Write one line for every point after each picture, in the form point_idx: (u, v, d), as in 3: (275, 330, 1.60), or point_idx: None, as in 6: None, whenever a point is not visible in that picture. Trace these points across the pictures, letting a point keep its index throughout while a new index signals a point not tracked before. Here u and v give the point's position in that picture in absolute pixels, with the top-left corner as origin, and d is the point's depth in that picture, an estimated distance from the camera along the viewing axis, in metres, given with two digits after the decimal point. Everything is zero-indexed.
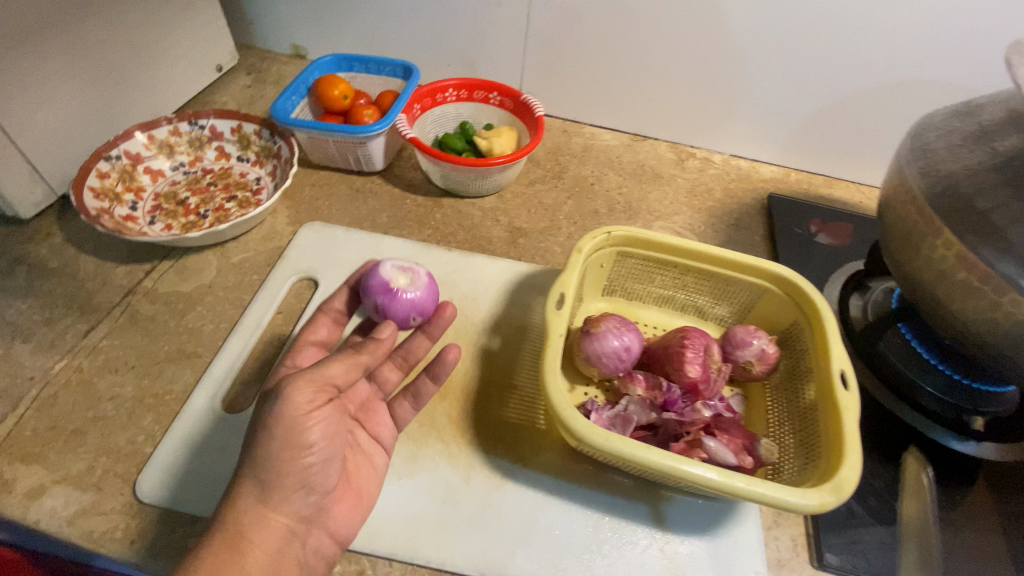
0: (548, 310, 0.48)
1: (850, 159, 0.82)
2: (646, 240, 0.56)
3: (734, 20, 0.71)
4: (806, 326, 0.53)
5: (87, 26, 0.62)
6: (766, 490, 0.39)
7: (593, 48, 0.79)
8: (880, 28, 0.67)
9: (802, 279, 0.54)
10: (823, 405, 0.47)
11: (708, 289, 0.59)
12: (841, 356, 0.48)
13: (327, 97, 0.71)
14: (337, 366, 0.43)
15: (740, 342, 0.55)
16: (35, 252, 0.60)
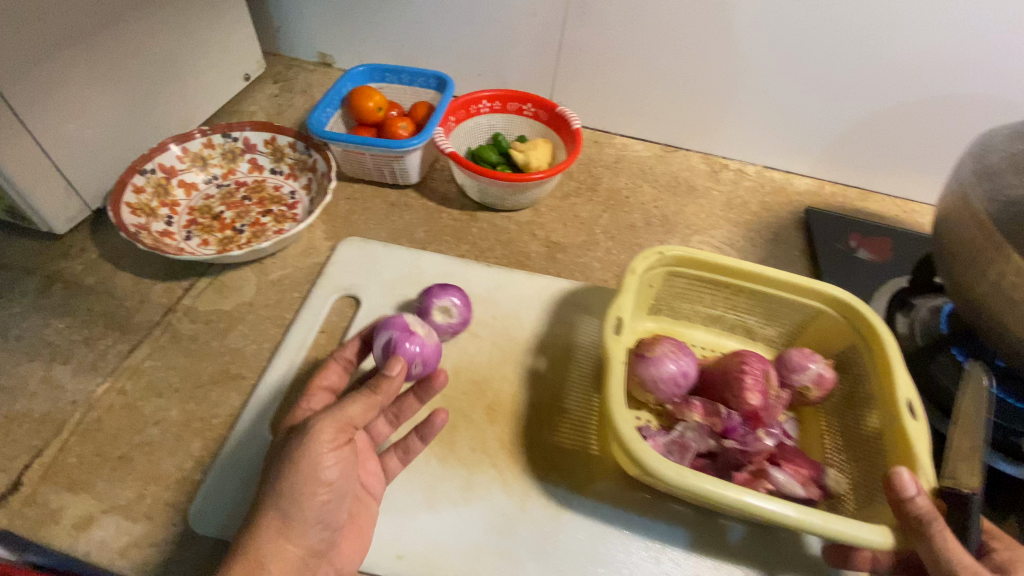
0: (607, 335, 0.48)
1: (887, 172, 0.81)
2: (699, 260, 0.56)
3: (777, 28, 0.70)
4: (864, 349, 0.53)
5: (117, 34, 0.60)
6: (838, 526, 0.39)
7: (629, 57, 0.78)
8: (928, 36, 0.66)
9: (859, 302, 0.53)
10: (890, 433, 0.47)
11: (758, 310, 0.59)
12: (907, 385, 0.48)
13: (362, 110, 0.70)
14: (359, 404, 0.41)
15: (797, 367, 0.54)
16: (70, 268, 0.58)
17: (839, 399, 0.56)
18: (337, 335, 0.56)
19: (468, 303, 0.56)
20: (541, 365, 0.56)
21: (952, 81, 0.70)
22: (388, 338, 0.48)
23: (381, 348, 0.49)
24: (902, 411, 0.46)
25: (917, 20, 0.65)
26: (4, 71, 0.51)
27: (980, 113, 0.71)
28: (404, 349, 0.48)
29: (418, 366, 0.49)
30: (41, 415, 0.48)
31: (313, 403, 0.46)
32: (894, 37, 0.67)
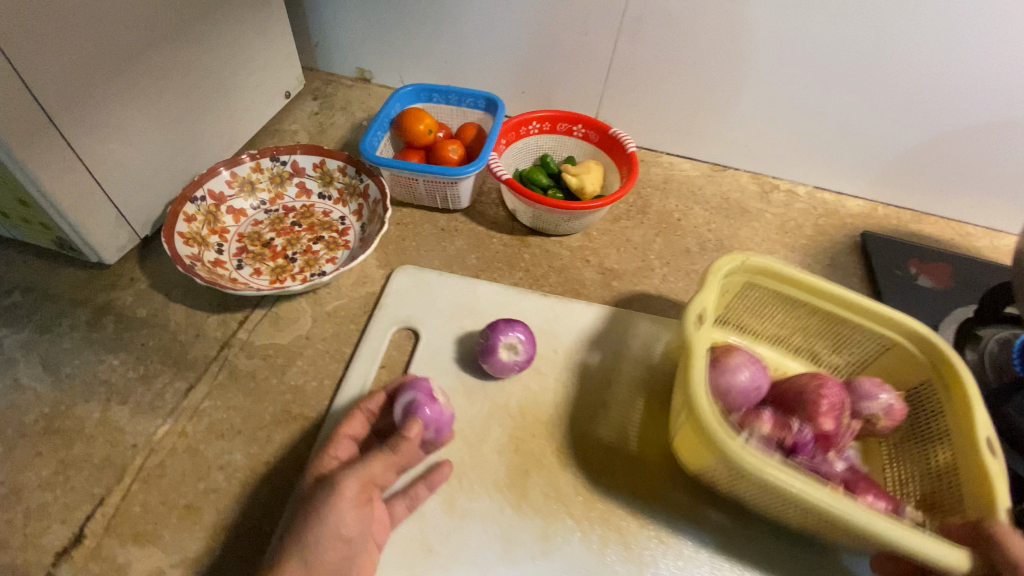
0: (688, 323, 0.47)
1: (943, 194, 0.79)
2: (782, 273, 0.54)
3: (842, 50, 0.68)
4: (942, 387, 0.49)
5: (168, 59, 0.59)
6: (916, 540, 0.37)
7: (682, 77, 0.76)
8: (1003, 60, 0.64)
9: (943, 340, 0.50)
10: (965, 468, 0.45)
11: (830, 334, 0.57)
12: (984, 421, 0.45)
13: (413, 132, 0.69)
14: (378, 462, 0.40)
15: (867, 393, 0.51)
16: (120, 299, 0.57)
17: (908, 432, 0.53)
18: (397, 370, 0.55)
19: (533, 338, 0.54)
20: (609, 403, 0.53)
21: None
22: (410, 399, 0.45)
23: (400, 408, 0.45)
24: (983, 448, 0.43)
25: (992, 45, 0.63)
26: (59, 101, 0.48)
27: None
28: (423, 414, 0.44)
29: (433, 432, 0.45)
30: (102, 460, 0.46)
31: (338, 452, 0.43)
32: (965, 62, 0.65)
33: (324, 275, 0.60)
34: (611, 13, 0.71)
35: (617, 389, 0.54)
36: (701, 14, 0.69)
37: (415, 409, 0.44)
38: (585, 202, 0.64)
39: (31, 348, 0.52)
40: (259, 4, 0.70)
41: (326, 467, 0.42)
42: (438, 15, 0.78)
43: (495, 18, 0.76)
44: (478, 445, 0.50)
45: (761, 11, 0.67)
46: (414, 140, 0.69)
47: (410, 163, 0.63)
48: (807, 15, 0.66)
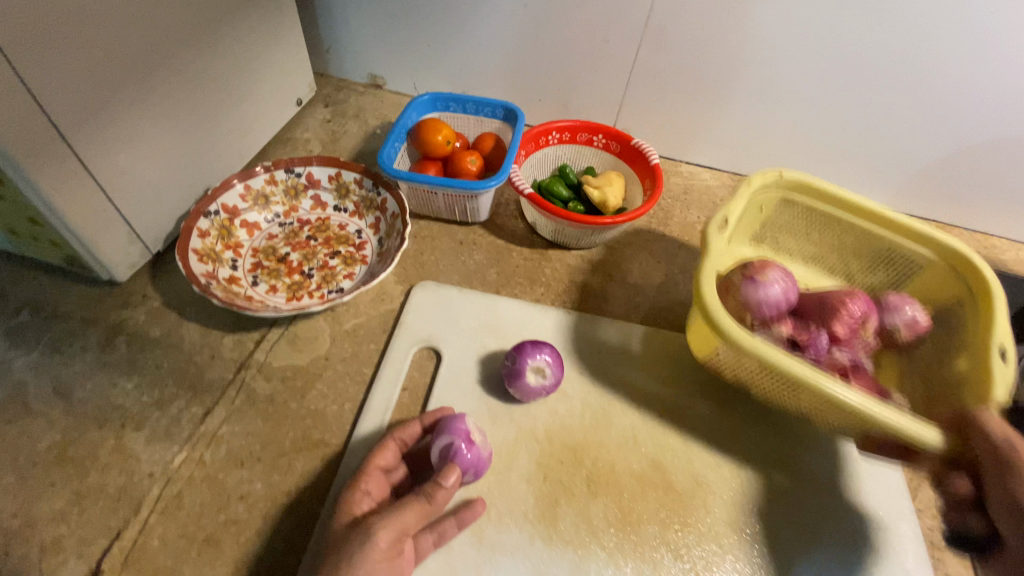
0: (709, 226, 0.51)
1: (969, 206, 0.77)
2: (819, 189, 0.55)
3: (873, 62, 0.66)
4: (970, 302, 0.50)
5: (181, 71, 0.57)
6: (886, 413, 0.40)
7: (704, 87, 0.74)
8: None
9: (977, 257, 0.50)
10: (973, 374, 0.46)
11: (865, 253, 0.58)
12: (1003, 329, 0.45)
13: (431, 143, 0.67)
14: (412, 512, 0.39)
15: (894, 307, 0.52)
16: (133, 319, 0.55)
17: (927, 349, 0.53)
18: (420, 393, 0.53)
19: (559, 361, 0.52)
20: (638, 428, 0.52)
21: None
22: (448, 442, 0.43)
23: (437, 450, 0.44)
24: (993, 353, 0.44)
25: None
26: (71, 119, 0.47)
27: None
28: (461, 459, 0.43)
29: (469, 475, 0.44)
30: (117, 490, 0.45)
31: (369, 486, 0.42)
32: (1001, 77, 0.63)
33: (342, 292, 0.58)
34: (634, 21, 0.69)
35: (645, 413, 0.53)
36: (727, 24, 0.67)
37: (454, 453, 0.43)
38: (607, 217, 0.63)
39: (41, 371, 0.50)
40: (271, 11, 0.68)
41: (359, 507, 0.41)
42: (454, 21, 0.76)
43: (513, 24, 0.74)
44: (506, 472, 0.48)
45: (790, 21, 0.65)
46: (432, 151, 0.68)
47: (430, 177, 0.62)
48: (838, 26, 0.64)
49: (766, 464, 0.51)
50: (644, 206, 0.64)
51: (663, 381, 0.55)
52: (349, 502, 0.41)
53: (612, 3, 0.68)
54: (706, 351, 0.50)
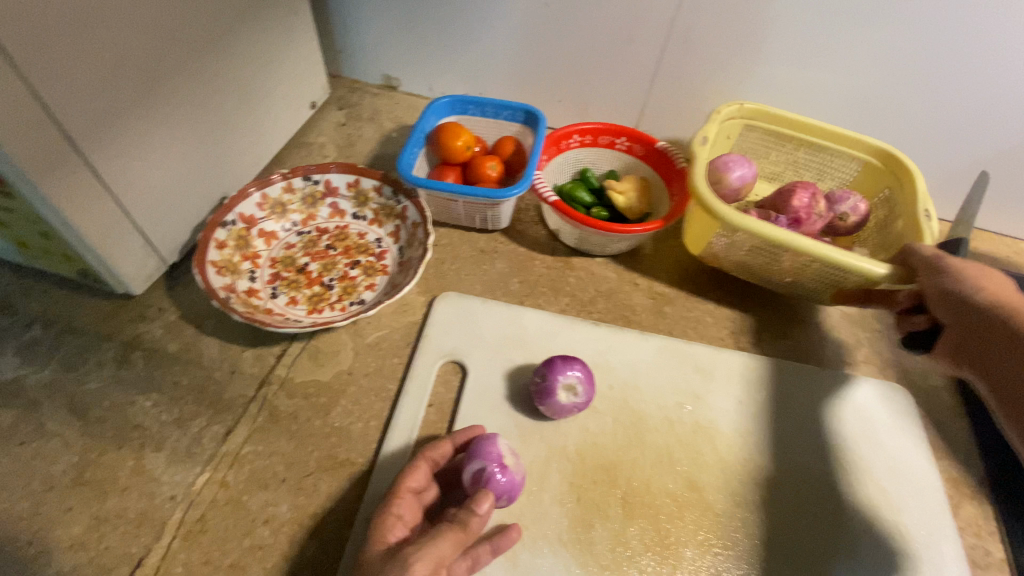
0: (694, 143, 0.60)
1: (1004, 210, 0.74)
2: (770, 113, 0.66)
3: (911, 62, 0.63)
4: (898, 183, 0.63)
5: (194, 78, 0.55)
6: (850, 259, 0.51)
7: (730, 88, 0.72)
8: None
9: (899, 150, 0.63)
10: (909, 232, 0.59)
11: (814, 164, 0.70)
12: (925, 197, 0.59)
13: (450, 148, 0.65)
14: (448, 541, 0.37)
15: (840, 196, 0.63)
16: (149, 333, 0.53)
17: (874, 225, 0.67)
18: (446, 410, 0.51)
19: (590, 377, 0.50)
20: (672, 445, 0.50)
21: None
22: (480, 467, 0.42)
23: (469, 474, 0.43)
24: (921, 216, 0.57)
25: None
26: (85, 130, 0.45)
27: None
28: (496, 484, 0.42)
29: (502, 501, 0.43)
30: (138, 515, 0.43)
31: (400, 509, 0.41)
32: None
33: (364, 304, 0.57)
34: (659, 20, 0.67)
35: (679, 429, 0.51)
36: (756, 23, 0.64)
37: (488, 477, 0.42)
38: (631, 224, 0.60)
39: (56, 390, 0.49)
40: (284, 12, 0.66)
41: (391, 533, 0.39)
42: (472, 21, 0.73)
43: (533, 24, 0.72)
44: (537, 494, 0.47)
45: (821, 22, 0.62)
46: (451, 157, 0.66)
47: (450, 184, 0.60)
48: (875, 25, 0.61)
49: (803, 482, 0.50)
50: (670, 214, 0.62)
51: (697, 395, 0.54)
52: (380, 529, 0.39)
53: (636, 2, 0.66)
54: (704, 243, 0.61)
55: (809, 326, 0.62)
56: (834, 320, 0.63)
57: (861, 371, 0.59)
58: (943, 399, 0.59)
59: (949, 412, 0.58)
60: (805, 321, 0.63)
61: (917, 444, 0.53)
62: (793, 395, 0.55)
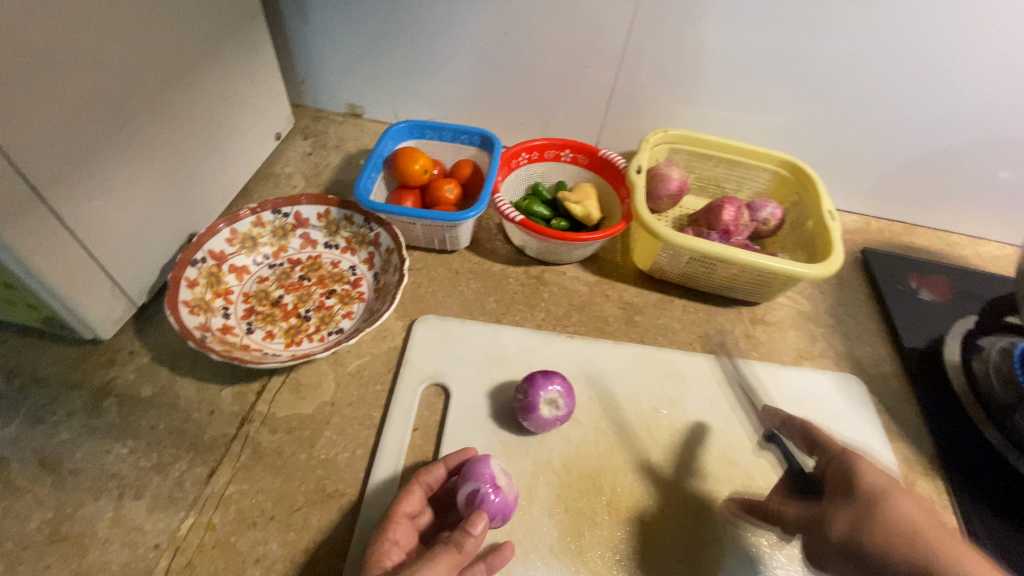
0: (631, 174, 0.66)
1: (933, 207, 0.81)
2: (690, 137, 0.74)
3: (845, 74, 0.68)
4: (805, 189, 0.71)
5: (157, 118, 0.55)
6: (784, 264, 0.58)
7: (682, 106, 0.76)
8: (1002, 81, 0.64)
9: (802, 161, 0.71)
10: (818, 233, 0.66)
11: (733, 177, 0.77)
12: (827, 200, 0.66)
13: (407, 172, 0.66)
14: (444, 562, 0.37)
15: (760, 204, 0.70)
16: (121, 378, 0.52)
17: (789, 227, 0.73)
18: (432, 433, 0.52)
19: (570, 390, 0.52)
20: (652, 450, 0.52)
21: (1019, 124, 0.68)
22: (475, 488, 0.43)
23: (464, 496, 0.44)
24: (826, 217, 0.65)
25: (989, 71, 0.64)
26: (51, 179, 0.44)
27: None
28: (490, 504, 0.43)
29: (497, 520, 0.45)
30: (122, 567, 0.42)
31: (396, 534, 0.41)
32: (964, 86, 0.66)
33: (343, 333, 0.57)
34: (613, 44, 0.70)
35: (657, 433, 0.54)
36: (701, 47, 0.69)
37: (483, 498, 0.43)
38: (586, 235, 0.63)
39: (23, 444, 0.47)
40: (244, 46, 0.66)
41: (388, 558, 0.40)
42: (433, 49, 0.75)
43: (492, 51, 0.74)
44: (527, 508, 0.48)
45: (759, 44, 0.67)
46: (409, 180, 0.67)
47: (408, 208, 0.61)
48: (807, 46, 0.66)
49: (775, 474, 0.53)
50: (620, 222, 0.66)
51: (671, 399, 0.56)
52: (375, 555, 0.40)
53: (590, 30, 0.69)
54: (650, 260, 0.66)
55: (769, 325, 0.66)
56: (791, 319, 0.68)
57: (818, 364, 0.64)
58: (894, 385, 0.63)
59: (900, 397, 0.62)
60: (765, 321, 0.67)
61: (875, 429, 0.58)
62: (759, 391, 0.58)
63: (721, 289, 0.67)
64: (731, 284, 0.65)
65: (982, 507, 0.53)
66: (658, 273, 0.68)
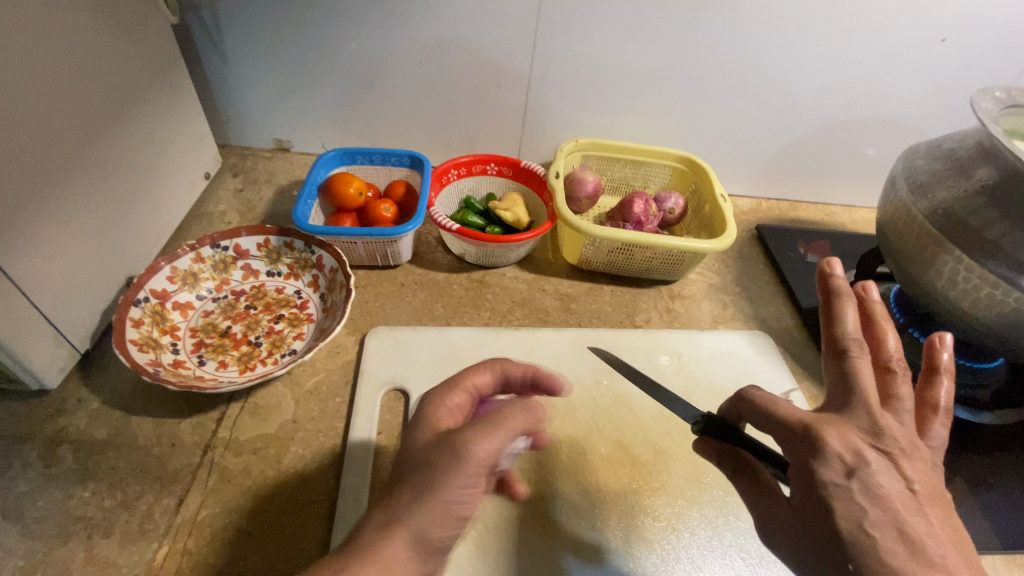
0: (550, 179, 0.74)
1: (808, 184, 0.94)
2: (599, 144, 0.82)
3: (720, 79, 0.79)
4: (701, 179, 0.81)
5: (88, 166, 0.56)
6: (688, 244, 0.67)
7: (589, 115, 0.85)
8: (841, 73, 0.78)
9: (695, 155, 0.81)
10: (715, 214, 0.76)
11: (640, 175, 0.86)
12: (719, 186, 0.77)
13: (343, 197, 0.70)
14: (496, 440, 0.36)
15: (664, 196, 0.80)
16: (73, 425, 0.52)
17: (692, 214, 0.84)
18: (396, 432, 0.55)
19: None
20: (598, 418, 0.58)
21: (859, 107, 0.83)
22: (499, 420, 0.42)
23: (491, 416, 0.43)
24: (720, 200, 0.75)
25: (831, 65, 0.77)
26: None
27: (883, 130, 0.86)
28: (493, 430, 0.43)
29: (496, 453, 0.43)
30: None
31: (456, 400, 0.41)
32: (816, 78, 0.79)
33: (296, 353, 0.59)
34: (521, 66, 0.78)
35: (601, 402, 0.60)
36: (597, 62, 0.77)
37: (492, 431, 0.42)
38: (516, 236, 0.69)
39: None
40: (166, 90, 0.68)
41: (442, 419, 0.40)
42: (354, 81, 0.80)
43: (411, 79, 0.80)
44: None
45: (646, 57, 0.77)
46: (345, 204, 0.71)
47: (348, 228, 0.65)
48: (685, 55, 0.76)
49: None
50: (546, 222, 0.73)
51: (610, 371, 0.63)
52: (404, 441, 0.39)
53: (498, 54, 0.77)
54: (577, 253, 0.74)
55: (686, 298, 0.75)
56: (703, 291, 0.77)
57: (731, 326, 0.73)
58: (795, 335, 0.73)
59: (801, 344, 0.72)
60: (682, 296, 0.76)
61: (783, 373, 0.67)
62: (682, 355, 0.66)
63: (640, 273, 0.75)
64: (648, 267, 0.73)
65: None
66: (584, 265, 0.75)
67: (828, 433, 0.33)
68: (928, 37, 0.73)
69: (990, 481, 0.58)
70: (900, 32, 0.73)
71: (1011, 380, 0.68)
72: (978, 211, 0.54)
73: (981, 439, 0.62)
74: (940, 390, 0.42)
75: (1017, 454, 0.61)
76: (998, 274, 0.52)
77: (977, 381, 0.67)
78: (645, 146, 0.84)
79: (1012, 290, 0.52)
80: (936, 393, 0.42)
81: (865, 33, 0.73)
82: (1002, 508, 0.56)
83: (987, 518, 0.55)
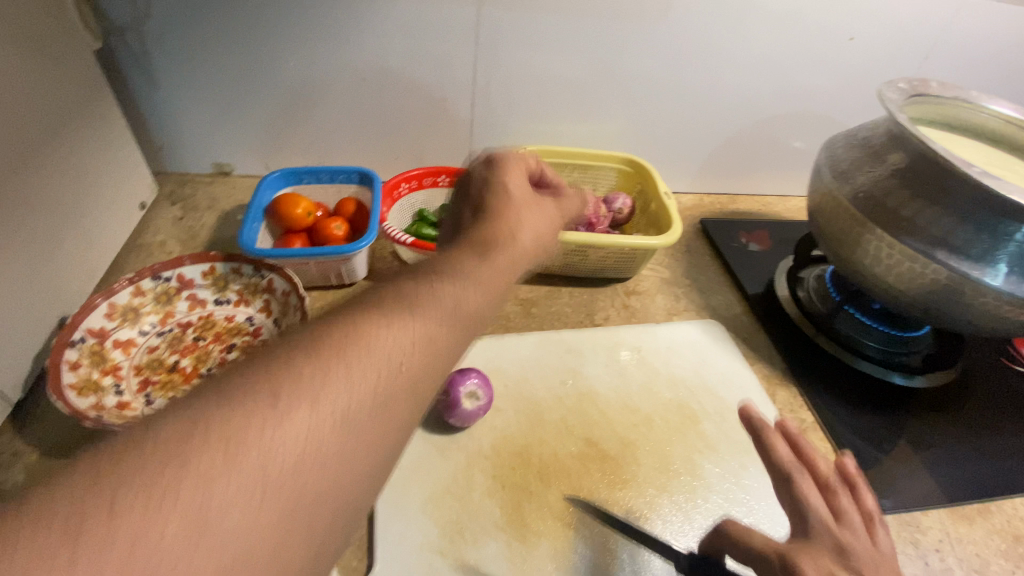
0: None
1: (744, 177, 1.00)
2: (547, 150, 0.84)
3: (656, 81, 0.83)
4: (645, 179, 0.84)
5: (10, 202, 0.52)
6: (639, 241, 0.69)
7: (537, 123, 0.86)
8: (766, 72, 0.83)
9: (638, 156, 0.85)
10: (661, 212, 0.79)
11: (588, 179, 0.89)
12: (663, 184, 0.80)
13: (291, 217, 0.68)
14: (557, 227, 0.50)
15: (612, 198, 0.83)
16: (7, 482, 0.48)
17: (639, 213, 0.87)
18: None
19: (487, 381, 0.58)
20: (567, 418, 0.59)
21: (786, 102, 0.88)
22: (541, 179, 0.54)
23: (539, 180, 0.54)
24: (664, 198, 0.78)
25: (757, 65, 0.82)
26: None
27: (807, 123, 0.92)
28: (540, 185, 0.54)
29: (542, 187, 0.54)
30: None
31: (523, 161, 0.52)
32: (742, 79, 0.84)
33: None
34: (463, 79, 0.79)
35: (568, 401, 0.61)
36: (539, 70, 0.79)
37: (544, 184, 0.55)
38: None
39: None
40: (93, 118, 0.64)
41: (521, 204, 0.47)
42: (295, 101, 0.78)
43: (355, 95, 0.79)
44: (468, 496, 0.52)
45: (585, 65, 0.80)
46: (294, 224, 0.69)
47: (300, 249, 0.63)
48: (622, 61, 0.80)
49: (670, 413, 0.62)
50: None
51: (575, 370, 0.64)
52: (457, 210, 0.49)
53: (441, 67, 0.77)
54: None
55: (640, 294, 0.78)
56: (656, 285, 0.80)
57: (685, 317, 0.75)
58: (745, 320, 0.77)
59: (751, 329, 0.76)
60: (637, 292, 0.78)
61: (734, 356, 0.70)
62: (643, 350, 0.68)
63: (596, 272, 0.77)
64: (604, 266, 0.75)
65: (824, 399, 0.66)
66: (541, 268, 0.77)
67: (804, 563, 0.35)
68: (839, 35, 0.79)
69: (929, 440, 0.63)
70: (813, 33, 0.79)
71: (938, 348, 0.74)
72: (893, 193, 0.59)
73: (917, 401, 0.67)
74: (868, 495, 0.43)
75: (948, 412, 0.66)
76: (916, 248, 0.57)
77: (909, 349, 0.73)
78: (592, 151, 0.86)
79: (929, 262, 0.56)
80: (868, 506, 0.42)
81: (783, 34, 0.78)
82: (940, 462, 0.61)
83: (931, 474, 0.59)
